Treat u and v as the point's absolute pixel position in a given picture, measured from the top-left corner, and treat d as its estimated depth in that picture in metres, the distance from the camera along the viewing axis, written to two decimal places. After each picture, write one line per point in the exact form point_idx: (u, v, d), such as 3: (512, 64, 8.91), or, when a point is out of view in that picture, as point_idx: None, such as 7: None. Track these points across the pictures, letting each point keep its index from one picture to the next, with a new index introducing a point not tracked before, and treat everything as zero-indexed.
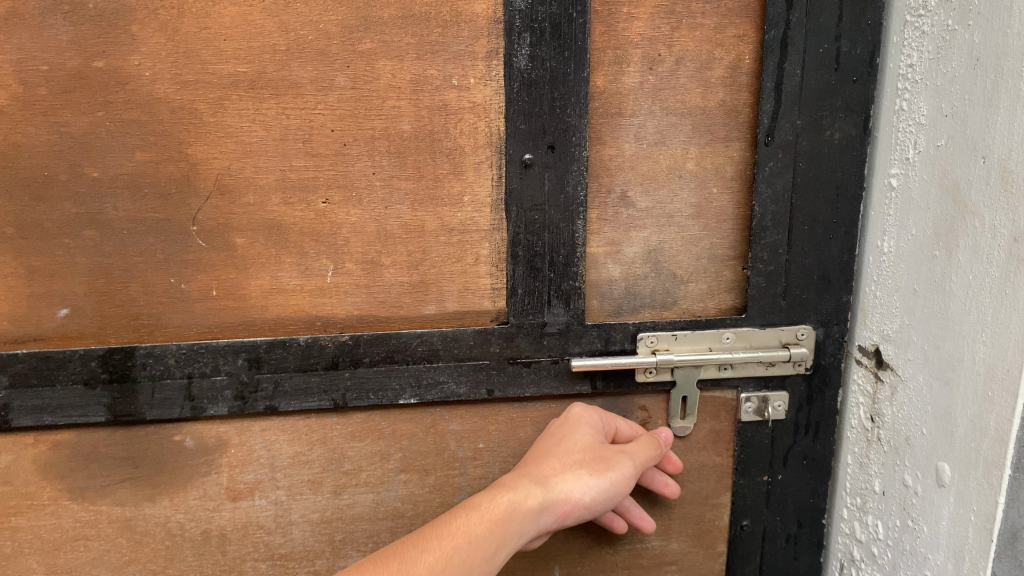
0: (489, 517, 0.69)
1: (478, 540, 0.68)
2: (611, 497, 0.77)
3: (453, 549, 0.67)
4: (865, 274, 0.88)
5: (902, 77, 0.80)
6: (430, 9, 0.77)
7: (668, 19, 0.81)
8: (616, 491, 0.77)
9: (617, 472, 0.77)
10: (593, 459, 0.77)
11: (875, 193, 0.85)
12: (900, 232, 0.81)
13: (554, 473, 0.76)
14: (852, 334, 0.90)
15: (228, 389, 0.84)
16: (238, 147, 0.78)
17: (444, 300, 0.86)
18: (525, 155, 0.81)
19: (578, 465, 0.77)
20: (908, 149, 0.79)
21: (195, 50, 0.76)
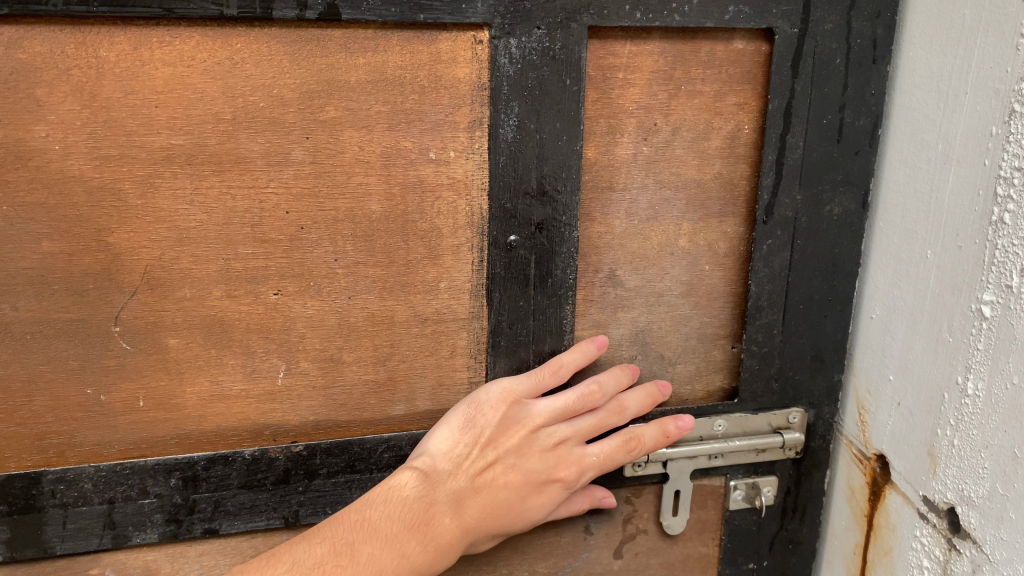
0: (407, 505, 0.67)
1: (390, 531, 0.66)
2: (575, 425, 0.73)
3: (381, 523, 0.66)
4: (939, 414, 0.71)
5: (1003, 181, 0.62)
6: (405, 73, 0.66)
7: (666, 86, 0.73)
8: (579, 432, 0.73)
9: (586, 421, 0.73)
10: (570, 407, 0.73)
11: (955, 317, 0.68)
12: (993, 375, 0.64)
13: (507, 450, 0.71)
14: (918, 481, 0.74)
15: (158, 512, 0.71)
16: (172, 233, 0.65)
17: (414, 398, 0.75)
18: (509, 236, 0.72)
19: (545, 425, 0.72)
20: (1011, 275, 0.61)
21: (118, 119, 0.62)
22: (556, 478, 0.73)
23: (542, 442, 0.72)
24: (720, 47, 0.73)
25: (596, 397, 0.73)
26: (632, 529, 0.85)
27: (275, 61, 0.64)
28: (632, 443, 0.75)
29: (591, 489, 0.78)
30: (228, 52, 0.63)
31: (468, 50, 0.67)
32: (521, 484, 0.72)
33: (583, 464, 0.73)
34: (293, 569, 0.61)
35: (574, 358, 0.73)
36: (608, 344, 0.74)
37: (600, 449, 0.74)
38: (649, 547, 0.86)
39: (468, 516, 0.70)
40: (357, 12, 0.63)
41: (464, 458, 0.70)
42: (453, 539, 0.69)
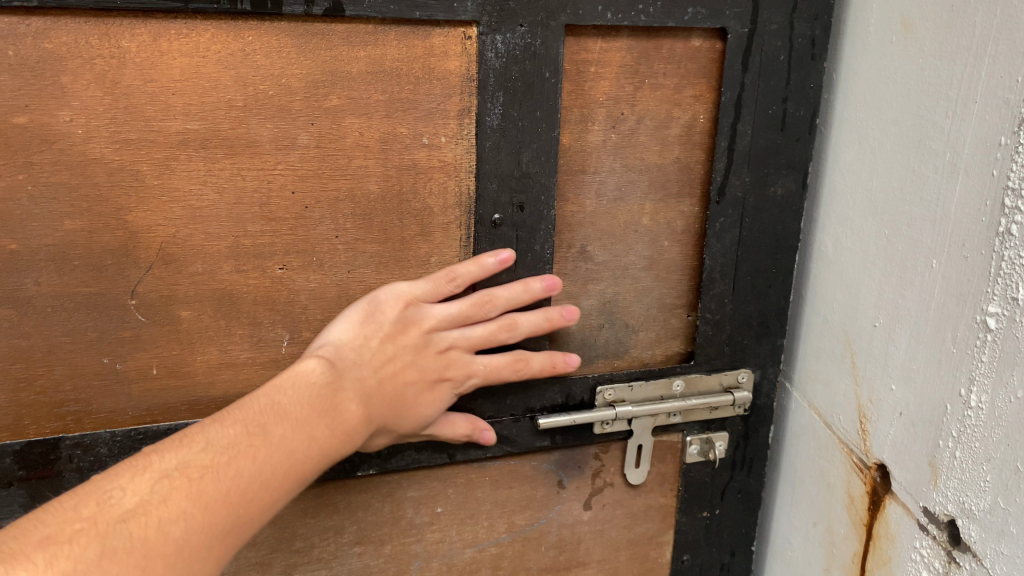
0: (312, 394, 0.67)
1: (300, 416, 0.65)
2: (466, 332, 0.77)
3: (287, 407, 0.65)
4: (940, 424, 0.71)
5: (1013, 194, 0.62)
6: (402, 65, 0.73)
7: (632, 79, 0.81)
8: (468, 339, 0.77)
9: (477, 330, 0.77)
10: (465, 315, 0.76)
11: (958, 328, 0.68)
12: (997, 387, 0.64)
13: (401, 348, 0.74)
14: (918, 491, 0.74)
15: None
16: (186, 212, 0.70)
17: None
18: (494, 215, 0.79)
19: (441, 328, 0.76)
20: (1019, 288, 0.61)
21: (138, 105, 0.67)
22: (445, 378, 0.77)
23: (434, 343, 0.76)
24: (680, 45, 0.82)
25: (488, 309, 0.77)
26: (600, 482, 0.93)
27: (284, 53, 0.69)
28: (521, 364, 0.79)
29: (474, 418, 0.82)
30: (241, 44, 0.68)
31: (459, 44, 0.74)
32: (415, 380, 0.75)
33: (471, 370, 0.78)
34: (208, 449, 0.60)
35: (471, 269, 0.76)
36: (510, 259, 0.76)
37: (489, 360, 0.78)
38: (615, 498, 0.95)
39: (370, 405, 0.72)
40: (360, 9, 0.69)
41: (365, 351, 0.72)
42: (358, 426, 0.70)
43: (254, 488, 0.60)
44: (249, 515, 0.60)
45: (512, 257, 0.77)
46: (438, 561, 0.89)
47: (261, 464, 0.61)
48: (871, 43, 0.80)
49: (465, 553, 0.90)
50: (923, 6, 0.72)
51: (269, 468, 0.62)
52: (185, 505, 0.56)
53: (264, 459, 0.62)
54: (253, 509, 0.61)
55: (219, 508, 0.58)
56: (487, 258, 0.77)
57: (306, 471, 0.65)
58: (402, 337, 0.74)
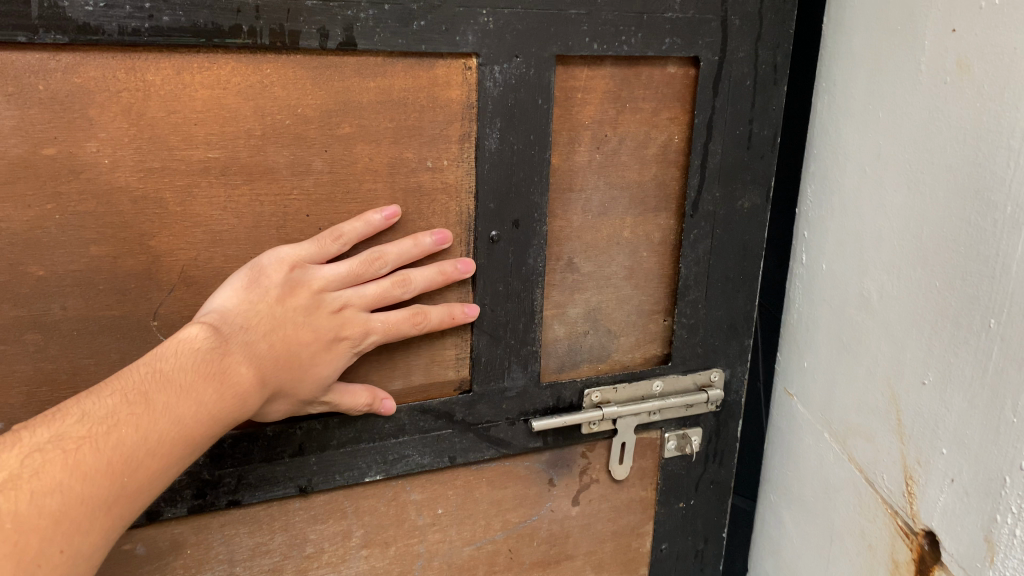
0: (199, 357, 0.67)
1: (183, 383, 0.65)
2: (357, 290, 0.77)
3: (171, 375, 0.65)
4: (995, 496, 0.68)
5: None
6: (408, 95, 0.77)
7: (615, 104, 0.88)
8: (361, 297, 0.77)
9: (371, 287, 0.77)
10: (354, 274, 0.76)
11: (1016, 395, 0.65)
12: None
13: (294, 308, 0.73)
14: (972, 567, 0.71)
15: (187, 487, 0.79)
16: (207, 236, 0.73)
17: (410, 374, 0.87)
18: (491, 232, 0.84)
19: (334, 288, 0.75)
20: None
21: (162, 135, 0.70)
22: (343, 337, 0.77)
23: (328, 303, 0.75)
24: (658, 72, 0.89)
25: (379, 265, 0.77)
26: (587, 479, 0.99)
27: (300, 84, 0.73)
28: (420, 317, 0.80)
29: (373, 388, 0.82)
30: (259, 76, 0.72)
31: (459, 74, 0.79)
32: (310, 341, 0.75)
33: (369, 327, 0.78)
34: (84, 420, 0.60)
35: (357, 227, 0.76)
36: (395, 213, 0.77)
37: (386, 317, 0.79)
38: (600, 493, 1.01)
39: (263, 367, 0.71)
40: (370, 43, 0.74)
41: (252, 315, 0.71)
42: (250, 387, 0.70)
43: (139, 455, 0.61)
44: (138, 482, 0.61)
45: (398, 213, 0.78)
46: (437, 560, 0.94)
47: (144, 432, 0.62)
48: (925, 76, 0.75)
49: (464, 550, 0.95)
50: (982, 47, 0.68)
51: (154, 435, 0.62)
52: (61, 476, 0.57)
53: (147, 426, 0.62)
54: (139, 477, 0.61)
55: (99, 479, 0.59)
56: (373, 215, 0.77)
57: (196, 437, 0.66)
58: (294, 299, 0.73)
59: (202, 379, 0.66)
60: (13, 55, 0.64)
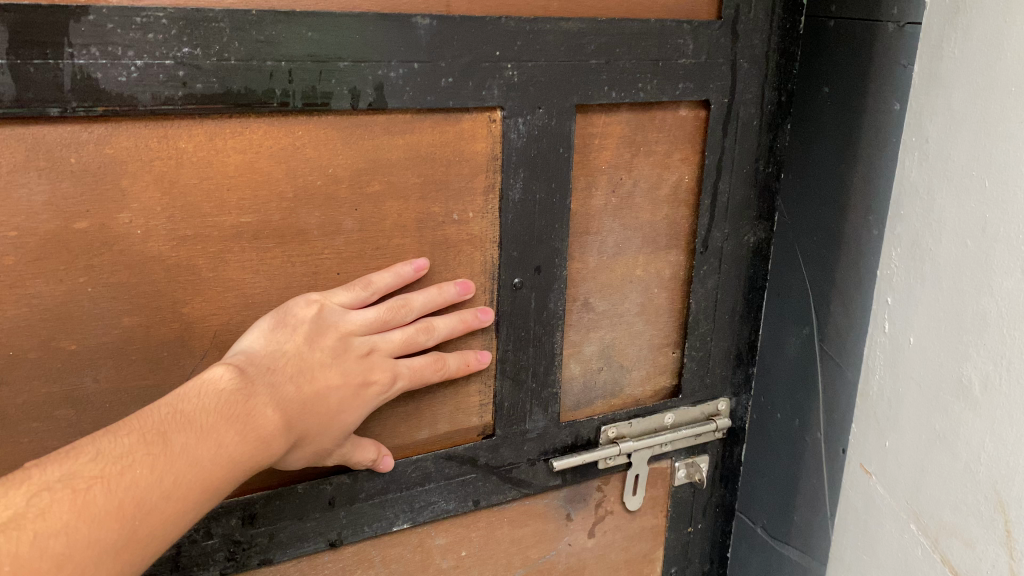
0: (224, 398, 0.63)
1: (205, 427, 0.61)
2: (381, 337, 0.74)
3: (193, 416, 0.61)
4: None
5: None
6: (435, 150, 0.78)
7: (630, 148, 0.89)
8: (387, 343, 0.75)
9: (397, 333, 0.75)
10: (381, 320, 0.74)
11: None
12: None
13: (320, 352, 0.70)
14: None
15: (219, 550, 0.78)
16: (239, 300, 0.73)
17: (436, 423, 0.86)
18: (515, 279, 0.85)
19: (360, 334, 0.73)
20: None
21: (194, 203, 0.68)
22: (369, 383, 0.74)
23: (355, 348, 0.73)
24: (670, 115, 0.90)
25: (406, 312, 0.75)
26: (602, 511, 1.01)
27: (331, 145, 0.72)
28: (441, 363, 0.79)
29: (376, 443, 0.80)
30: (291, 139, 0.71)
31: (484, 127, 0.79)
32: (340, 384, 0.71)
33: (395, 371, 0.75)
34: (98, 460, 0.55)
35: (387, 275, 0.75)
36: (425, 264, 0.77)
37: (409, 363, 0.77)
38: (615, 523, 1.03)
39: (291, 410, 0.67)
40: (400, 101, 0.74)
41: (279, 357, 0.68)
42: (276, 431, 0.66)
43: (153, 498, 0.56)
44: (149, 527, 0.56)
45: (425, 264, 0.77)
46: None
47: (160, 474, 0.57)
48: None
49: None
50: None
51: (170, 477, 0.58)
52: (69, 518, 0.52)
53: (164, 468, 0.57)
54: (151, 522, 0.56)
55: (110, 521, 0.54)
56: (403, 266, 0.77)
57: (216, 482, 0.61)
58: (321, 342, 0.70)
59: (225, 419, 0.62)
60: (44, 129, 0.62)
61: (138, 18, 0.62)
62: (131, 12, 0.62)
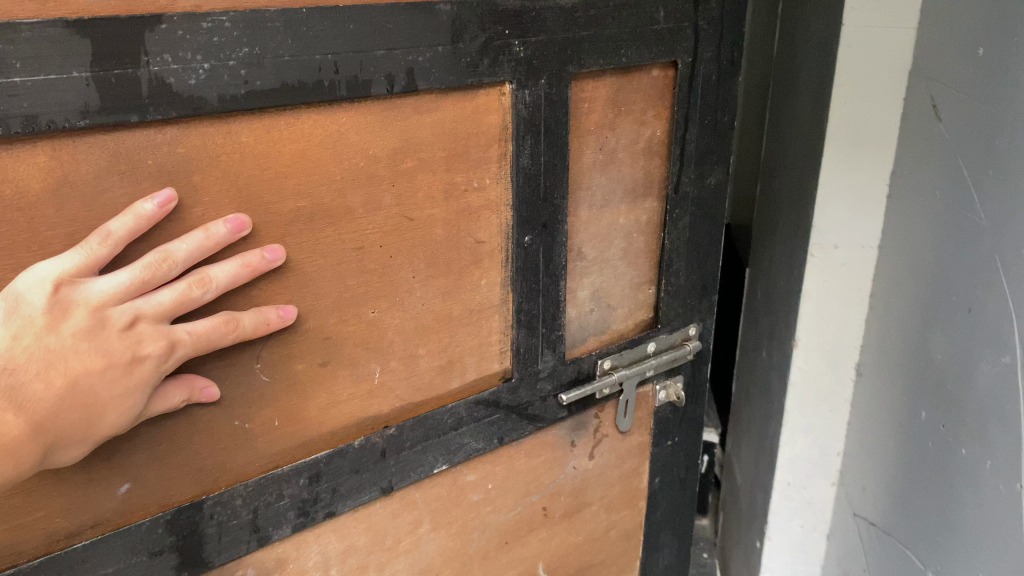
0: None
1: None
2: (142, 301, 0.66)
3: None
4: None
5: None
6: (456, 124, 0.85)
7: (613, 109, 0.99)
8: (153, 308, 0.66)
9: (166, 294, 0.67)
10: (133, 288, 0.65)
11: None
12: None
13: (67, 340, 0.62)
14: None
15: (290, 509, 0.84)
16: (299, 278, 0.78)
17: (465, 373, 0.95)
18: (526, 237, 0.93)
19: (117, 305, 0.65)
20: None
21: (257, 193, 0.73)
22: (140, 358, 0.66)
23: (112, 323, 0.65)
24: (645, 76, 1.00)
25: (168, 267, 0.67)
26: (600, 434, 1.13)
27: (370, 129, 0.78)
28: (232, 323, 0.72)
29: (189, 380, 0.72)
30: (337, 126, 0.76)
31: (496, 101, 0.87)
32: (101, 369, 0.64)
33: (173, 340, 0.68)
34: None
35: (126, 223, 0.65)
36: (171, 199, 0.67)
37: (189, 325, 0.69)
38: (610, 445, 1.15)
39: (42, 412, 0.62)
40: (428, 82, 0.80)
41: (18, 354, 0.61)
42: (24, 437, 0.61)
43: None
44: None
45: (172, 197, 0.67)
46: (490, 529, 1.05)
47: None
48: None
49: (509, 515, 1.06)
50: None
51: None
52: None
53: None
54: None
55: None
56: (143, 204, 0.66)
57: None
58: (65, 330, 0.62)
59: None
60: (123, 134, 0.65)
61: (205, 23, 0.66)
62: (199, 18, 0.66)
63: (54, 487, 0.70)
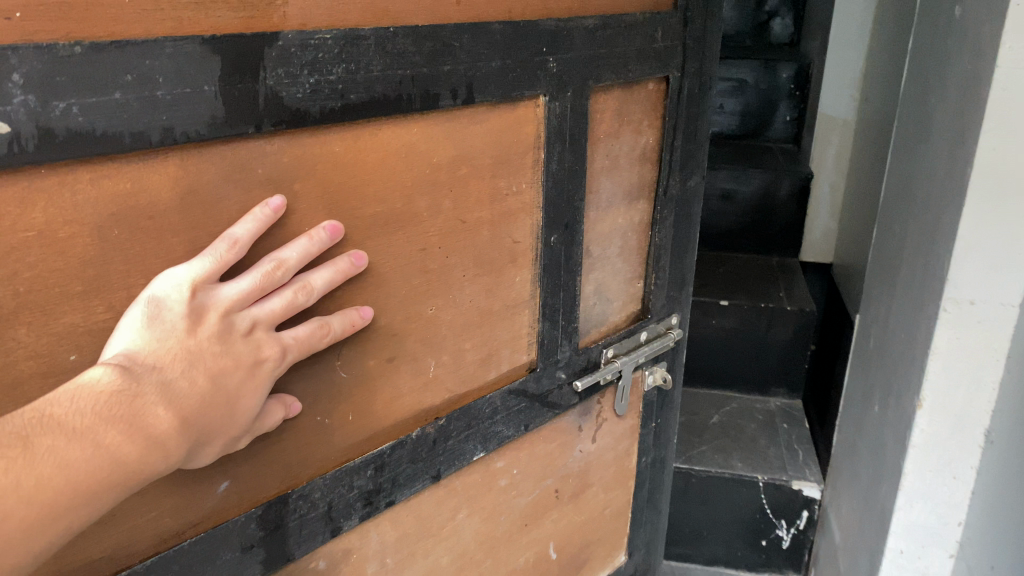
0: (102, 401, 0.59)
1: (81, 432, 0.58)
2: (260, 306, 0.70)
3: (64, 420, 0.57)
4: None
5: None
6: (501, 133, 0.92)
7: (618, 119, 1.08)
8: (269, 313, 0.70)
9: (279, 300, 0.71)
10: (255, 293, 0.69)
11: None
12: None
13: (205, 341, 0.66)
14: None
15: (358, 500, 0.89)
16: (375, 279, 0.83)
17: (498, 364, 1.02)
18: (552, 236, 1.01)
19: (240, 310, 0.68)
20: None
21: (345, 199, 0.78)
22: (259, 361, 0.70)
23: (237, 327, 0.68)
24: (643, 89, 1.10)
25: (281, 273, 0.71)
26: (601, 419, 1.22)
27: (435, 139, 0.85)
28: (326, 328, 0.76)
29: (280, 396, 0.76)
30: (410, 136, 0.82)
31: (532, 112, 0.94)
32: (231, 369, 0.67)
33: (283, 344, 0.72)
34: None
35: (247, 230, 0.69)
36: (282, 206, 0.71)
37: (294, 331, 0.73)
38: (608, 429, 1.24)
39: (185, 408, 0.64)
40: (483, 95, 0.87)
41: (164, 352, 0.63)
42: (169, 431, 0.63)
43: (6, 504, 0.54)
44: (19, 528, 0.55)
45: (282, 204, 0.72)
46: (513, 512, 1.12)
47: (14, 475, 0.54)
48: None
49: (528, 498, 1.14)
50: None
51: (32, 478, 0.55)
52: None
53: (21, 470, 0.54)
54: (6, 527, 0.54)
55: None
56: (258, 211, 0.71)
57: (99, 486, 0.58)
58: (202, 331, 0.66)
59: (105, 419, 0.59)
60: (239, 146, 0.69)
61: (313, 41, 0.70)
62: (307, 35, 0.70)
63: (163, 488, 0.72)
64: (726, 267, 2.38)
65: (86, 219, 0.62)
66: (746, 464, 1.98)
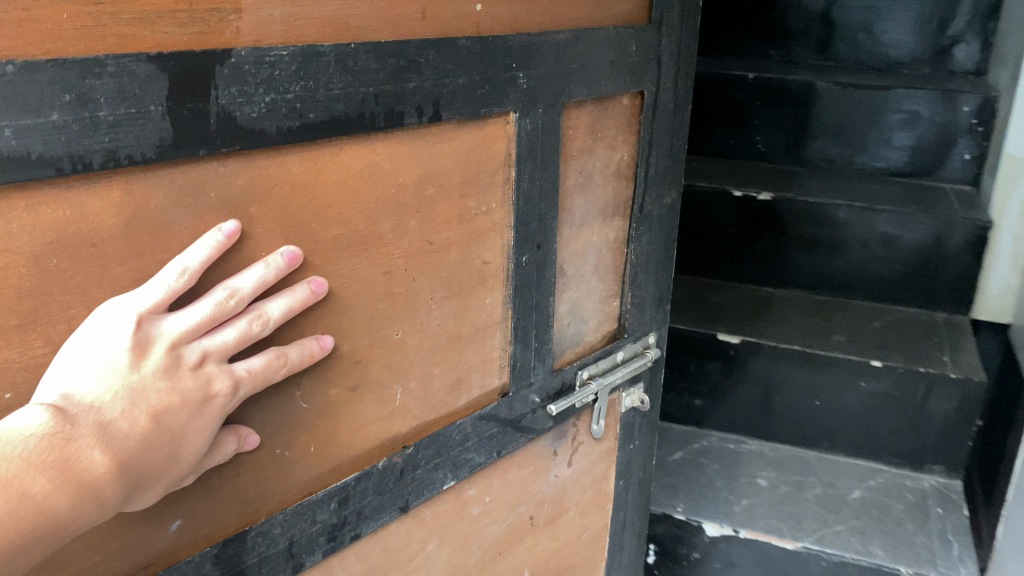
0: (32, 446, 0.56)
1: (7, 482, 0.55)
2: (212, 338, 0.67)
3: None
4: None
5: None
6: (470, 152, 0.89)
7: (591, 135, 1.06)
8: (221, 345, 0.67)
9: (232, 331, 0.68)
10: (206, 324, 0.66)
11: None
12: None
13: (149, 378, 0.63)
14: None
15: (321, 535, 0.85)
16: (338, 305, 0.80)
17: (469, 389, 0.99)
18: (524, 256, 0.98)
19: (189, 343, 0.65)
20: None
21: (305, 223, 0.75)
22: (209, 396, 0.67)
23: (184, 361, 0.65)
24: (617, 104, 1.08)
25: (234, 303, 0.67)
26: (576, 442, 1.19)
27: (400, 158, 0.81)
28: (283, 359, 0.72)
29: (237, 428, 0.72)
30: (373, 155, 0.79)
31: (502, 130, 0.91)
32: (178, 406, 0.64)
33: (235, 377, 0.68)
34: None
35: (199, 257, 0.66)
36: (236, 231, 0.68)
37: (249, 364, 0.70)
38: (583, 451, 1.21)
39: (126, 450, 0.61)
40: (450, 113, 0.84)
41: (104, 391, 0.61)
42: (106, 476, 0.60)
43: None
44: None
45: (236, 230, 0.68)
46: (486, 541, 1.09)
47: None
48: None
49: (502, 525, 1.10)
50: None
51: None
52: None
53: None
54: None
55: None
56: (212, 236, 0.67)
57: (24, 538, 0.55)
58: (145, 366, 0.63)
59: (32, 467, 0.56)
60: (188, 169, 0.65)
61: (268, 57, 0.67)
62: (262, 52, 0.66)
63: (109, 530, 0.67)
64: (883, 322, 2.07)
65: (23, 249, 0.58)
66: (889, 553, 1.69)
